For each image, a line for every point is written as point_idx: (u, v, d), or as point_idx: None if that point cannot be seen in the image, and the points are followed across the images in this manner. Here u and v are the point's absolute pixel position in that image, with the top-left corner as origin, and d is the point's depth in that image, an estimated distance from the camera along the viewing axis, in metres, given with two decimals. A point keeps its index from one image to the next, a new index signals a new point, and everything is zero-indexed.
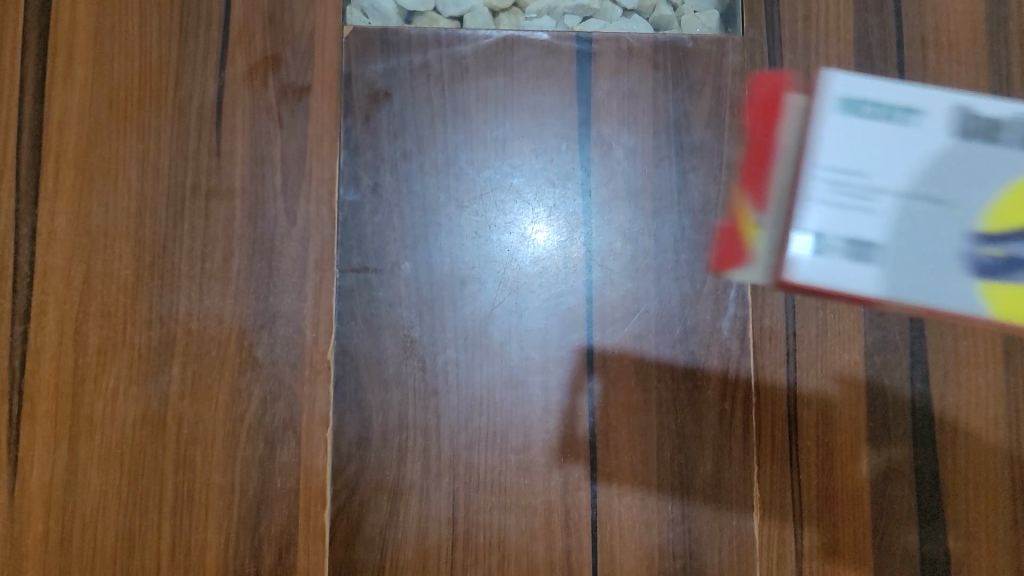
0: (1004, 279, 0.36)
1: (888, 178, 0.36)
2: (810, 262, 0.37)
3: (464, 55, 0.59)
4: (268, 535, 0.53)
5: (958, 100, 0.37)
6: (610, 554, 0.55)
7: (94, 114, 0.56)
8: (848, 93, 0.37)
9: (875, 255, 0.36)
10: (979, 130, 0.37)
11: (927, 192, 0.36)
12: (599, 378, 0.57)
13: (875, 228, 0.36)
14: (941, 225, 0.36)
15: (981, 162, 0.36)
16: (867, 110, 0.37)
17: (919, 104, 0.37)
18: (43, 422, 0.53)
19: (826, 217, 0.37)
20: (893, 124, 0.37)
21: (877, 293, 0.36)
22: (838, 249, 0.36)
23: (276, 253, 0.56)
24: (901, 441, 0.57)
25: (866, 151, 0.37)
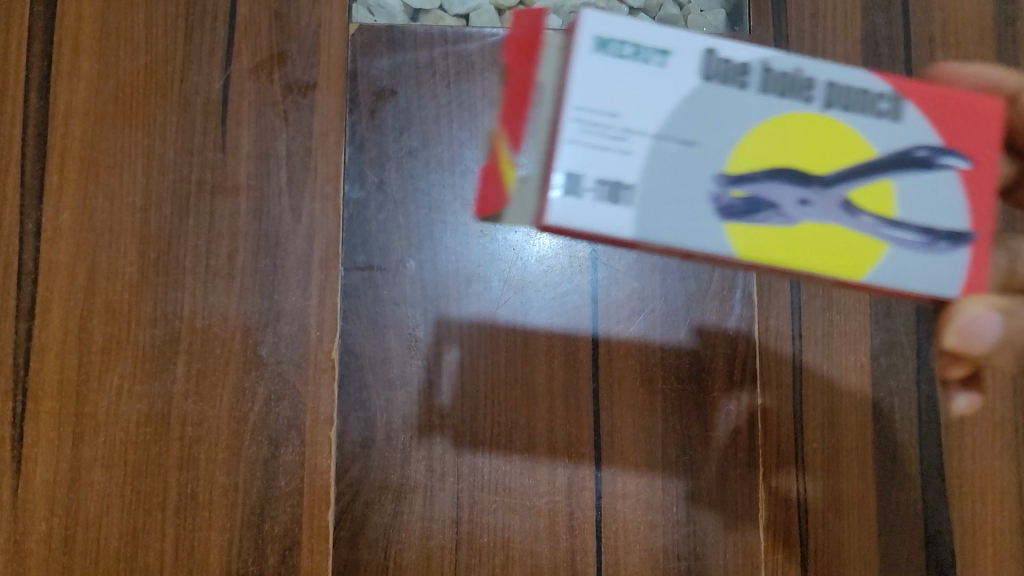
0: (755, 222, 0.34)
1: (645, 121, 0.33)
2: (561, 202, 0.33)
3: (471, 53, 0.59)
4: (271, 534, 0.53)
5: (703, 45, 0.35)
6: (614, 555, 0.55)
7: (99, 111, 0.56)
8: (597, 31, 0.34)
9: (633, 199, 0.33)
10: (730, 74, 0.35)
11: (676, 133, 0.34)
12: (605, 377, 0.56)
13: (633, 172, 0.33)
14: (685, 172, 0.34)
15: (753, 107, 0.35)
16: (611, 49, 0.34)
17: (669, 45, 0.34)
18: (47, 420, 0.53)
19: (582, 158, 0.33)
20: (637, 64, 0.34)
21: (634, 236, 0.33)
22: (589, 191, 0.33)
23: (280, 251, 0.56)
24: (907, 443, 0.58)
25: (620, 93, 0.33)
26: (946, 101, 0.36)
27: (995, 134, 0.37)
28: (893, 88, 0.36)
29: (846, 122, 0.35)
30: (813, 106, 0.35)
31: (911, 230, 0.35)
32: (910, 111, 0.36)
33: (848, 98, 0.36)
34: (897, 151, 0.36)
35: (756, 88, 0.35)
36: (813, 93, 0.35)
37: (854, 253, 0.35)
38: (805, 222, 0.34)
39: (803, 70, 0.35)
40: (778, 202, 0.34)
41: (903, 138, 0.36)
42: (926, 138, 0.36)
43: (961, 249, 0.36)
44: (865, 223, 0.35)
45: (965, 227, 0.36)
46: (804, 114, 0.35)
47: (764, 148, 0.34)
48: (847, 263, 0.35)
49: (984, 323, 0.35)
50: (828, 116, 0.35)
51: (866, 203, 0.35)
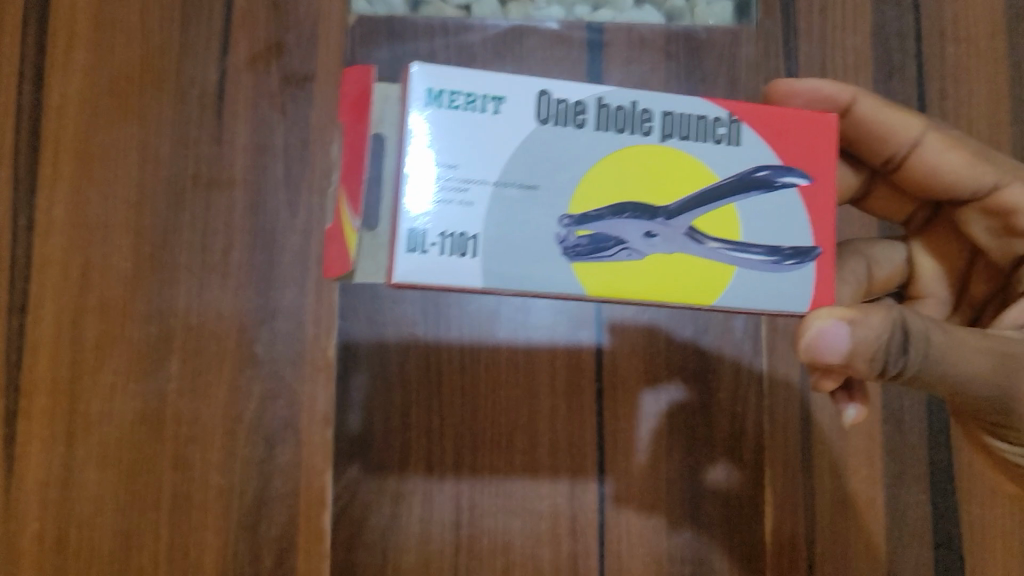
0: (604, 260, 0.34)
1: (481, 165, 0.33)
2: (406, 260, 0.32)
3: (472, 44, 0.57)
4: (267, 536, 0.52)
5: (536, 86, 0.34)
6: (617, 560, 0.54)
7: (92, 101, 0.54)
8: (425, 84, 0.33)
9: (480, 248, 0.33)
10: (566, 114, 0.35)
11: (515, 178, 0.34)
12: (608, 378, 0.55)
13: (478, 222, 0.33)
14: (528, 213, 0.34)
15: (591, 145, 0.35)
16: (444, 100, 0.33)
17: (500, 89, 0.34)
18: (40, 418, 0.51)
19: (424, 214, 0.32)
20: (470, 111, 0.34)
21: (486, 286, 0.33)
22: (433, 246, 0.32)
23: (278, 247, 0.54)
24: (915, 446, 0.57)
25: (459, 142, 0.33)
26: (783, 122, 0.37)
27: (832, 148, 0.38)
28: (731, 113, 0.37)
29: (686, 154, 0.36)
30: (653, 139, 0.35)
31: (758, 251, 0.36)
32: (747, 135, 0.37)
33: (684, 129, 0.36)
34: (736, 176, 0.36)
35: (594, 125, 0.35)
36: (650, 126, 0.35)
37: (704, 282, 0.35)
38: (654, 255, 0.35)
39: (641, 103, 0.35)
40: (625, 238, 0.35)
41: (743, 164, 0.36)
42: (766, 159, 0.37)
43: (809, 265, 0.37)
44: (712, 249, 0.36)
45: (812, 243, 0.37)
46: (644, 147, 0.35)
47: (605, 183, 0.35)
48: (699, 291, 0.35)
49: (832, 332, 0.36)
50: (666, 148, 0.35)
51: (712, 230, 0.36)
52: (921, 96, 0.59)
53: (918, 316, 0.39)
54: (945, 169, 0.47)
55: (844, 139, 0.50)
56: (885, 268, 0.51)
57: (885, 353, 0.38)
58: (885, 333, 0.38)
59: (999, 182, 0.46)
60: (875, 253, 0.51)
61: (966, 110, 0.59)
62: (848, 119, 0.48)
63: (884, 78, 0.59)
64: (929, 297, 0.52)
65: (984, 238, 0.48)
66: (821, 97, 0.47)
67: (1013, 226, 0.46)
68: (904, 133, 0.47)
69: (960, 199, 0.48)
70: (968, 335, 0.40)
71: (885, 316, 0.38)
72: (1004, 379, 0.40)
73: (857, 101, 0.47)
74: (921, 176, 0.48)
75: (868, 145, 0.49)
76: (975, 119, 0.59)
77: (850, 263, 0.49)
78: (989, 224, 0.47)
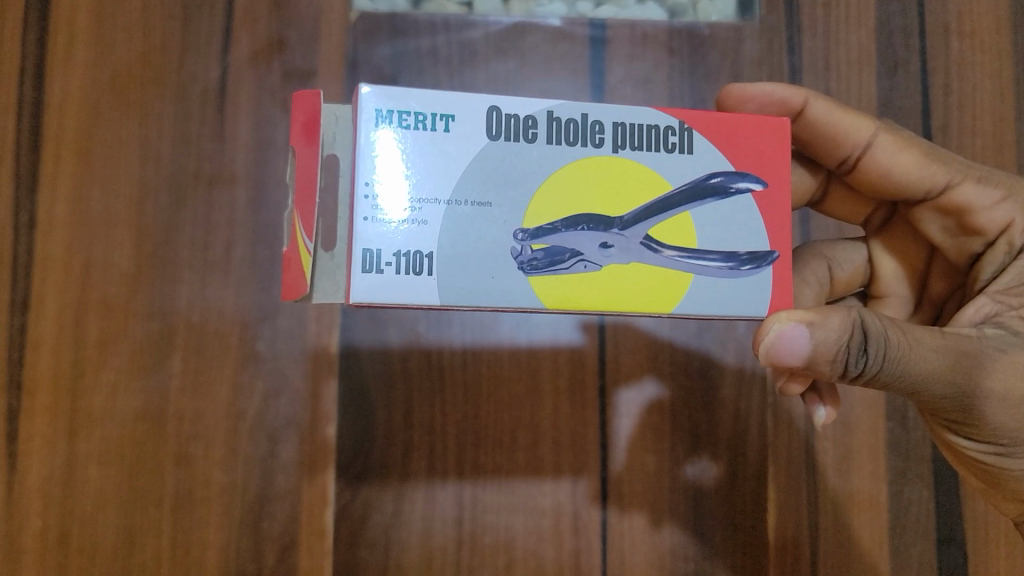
0: (559, 273, 0.35)
1: (432, 182, 0.35)
2: (363, 280, 0.34)
3: (474, 40, 0.57)
4: (270, 533, 0.52)
5: (484, 102, 0.36)
6: (620, 557, 0.54)
7: (94, 99, 0.54)
8: (374, 106, 0.35)
9: (435, 265, 0.35)
10: (516, 129, 0.36)
11: (468, 194, 0.35)
12: (611, 375, 0.55)
13: (432, 239, 0.35)
14: (483, 227, 0.35)
15: (541, 159, 0.36)
16: (393, 121, 0.35)
17: (450, 107, 0.35)
18: (42, 415, 0.51)
19: (379, 235, 0.34)
20: (421, 130, 0.35)
21: (443, 302, 0.35)
22: (388, 266, 0.34)
23: (279, 244, 0.54)
24: (920, 443, 0.56)
25: (411, 160, 0.35)
26: (737, 127, 0.38)
27: (785, 150, 0.38)
28: (682, 122, 0.37)
29: (638, 165, 0.37)
30: (603, 150, 0.36)
31: (717, 257, 0.37)
32: (701, 143, 0.37)
33: (636, 140, 0.37)
34: (689, 184, 0.37)
35: (544, 139, 0.36)
36: (601, 138, 0.36)
37: (660, 291, 0.36)
38: (611, 266, 0.36)
39: (590, 115, 0.37)
40: (581, 251, 0.36)
41: (695, 172, 0.37)
42: (721, 166, 0.37)
43: (765, 269, 0.37)
44: (667, 258, 0.36)
45: (769, 248, 0.37)
46: (593, 160, 0.36)
47: (557, 195, 0.36)
48: (656, 300, 0.36)
49: (791, 335, 0.36)
50: (617, 159, 0.36)
51: (666, 238, 0.36)
52: (925, 91, 0.59)
53: (877, 317, 0.39)
54: (897, 169, 0.46)
55: (800, 142, 0.50)
56: (845, 270, 0.51)
57: (845, 355, 0.38)
58: (844, 334, 0.38)
59: (952, 181, 0.44)
60: (837, 253, 0.52)
61: (970, 105, 0.59)
62: (801, 122, 0.48)
63: (888, 73, 0.59)
64: (891, 297, 0.51)
65: (939, 237, 0.47)
66: (772, 101, 0.48)
67: (968, 223, 0.45)
68: (856, 134, 0.47)
69: (915, 199, 0.46)
70: (931, 335, 0.39)
71: (844, 318, 0.38)
72: (968, 379, 0.39)
73: (809, 104, 0.48)
74: (874, 177, 0.47)
75: (823, 147, 0.49)
76: (979, 114, 0.59)
77: (811, 265, 0.51)
78: (944, 224, 0.46)
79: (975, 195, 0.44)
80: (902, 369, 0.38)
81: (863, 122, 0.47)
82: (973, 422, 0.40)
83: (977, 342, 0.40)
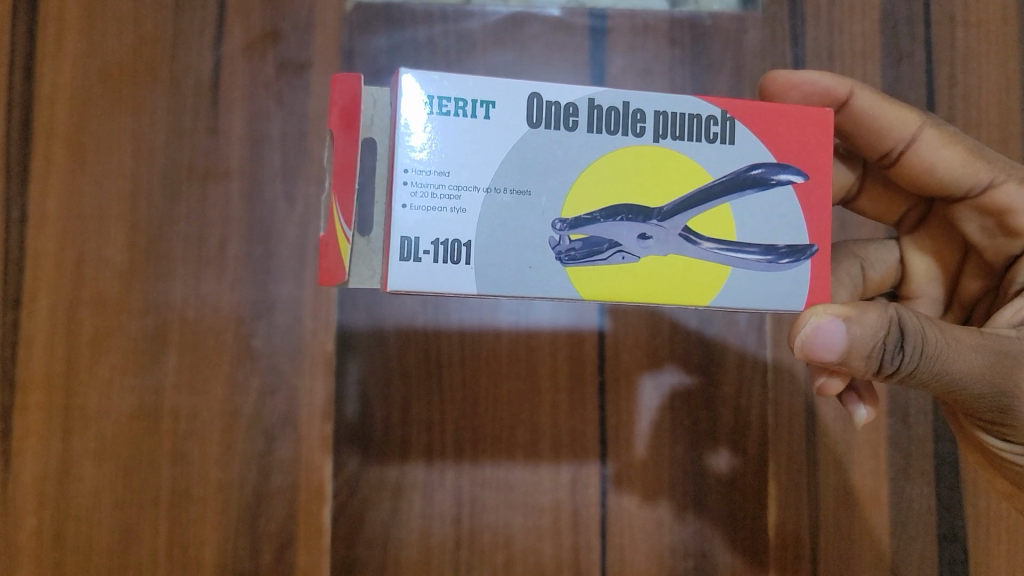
0: (597, 263, 0.35)
1: (470, 172, 0.34)
2: (400, 268, 0.34)
3: (472, 31, 0.56)
4: (267, 530, 0.52)
5: (525, 90, 0.35)
6: (619, 555, 0.53)
7: (84, 91, 0.53)
8: (416, 93, 0.34)
9: (472, 255, 0.34)
10: (557, 117, 0.35)
11: (507, 183, 0.34)
12: (611, 371, 0.54)
13: (469, 229, 0.34)
14: (521, 218, 0.34)
15: (582, 149, 0.35)
16: (433, 108, 0.34)
17: (491, 94, 0.34)
18: (36, 413, 0.51)
19: (418, 222, 0.34)
20: (461, 118, 0.34)
21: (479, 291, 0.34)
22: (426, 254, 0.34)
23: (274, 239, 0.53)
24: (921, 439, 0.56)
25: (450, 148, 0.34)
26: (780, 117, 0.37)
27: (829, 140, 0.37)
28: (726, 109, 0.36)
29: (679, 153, 0.36)
30: (644, 139, 0.35)
31: (754, 249, 0.36)
32: (742, 132, 0.36)
33: (678, 128, 0.36)
34: (730, 175, 0.36)
35: (585, 128, 0.35)
36: (642, 126, 0.35)
37: (698, 283, 0.36)
38: (649, 257, 0.35)
39: (631, 103, 0.35)
40: (620, 241, 0.35)
41: (736, 161, 0.36)
42: (763, 156, 0.36)
43: (804, 263, 0.37)
44: (705, 250, 0.36)
45: (808, 241, 0.37)
46: (634, 148, 0.35)
47: (596, 186, 0.35)
48: (694, 292, 0.36)
49: (827, 329, 0.36)
50: (659, 147, 0.35)
51: (706, 230, 0.36)
52: (930, 83, 0.58)
53: (914, 314, 0.38)
54: (940, 165, 0.45)
55: (842, 134, 0.49)
56: (878, 270, 0.51)
57: (881, 351, 0.37)
58: (881, 330, 0.37)
59: (994, 179, 0.44)
60: (869, 252, 0.51)
61: (977, 98, 0.58)
62: (845, 113, 0.47)
63: (893, 65, 0.58)
64: (922, 298, 0.50)
65: (976, 236, 0.46)
66: (816, 90, 0.47)
67: (1007, 224, 0.44)
68: (901, 128, 0.46)
69: (955, 196, 0.46)
70: (970, 334, 0.39)
71: (881, 314, 0.37)
72: (1007, 378, 0.39)
73: (854, 96, 0.47)
74: (916, 172, 0.47)
75: (864, 140, 0.48)
76: (985, 107, 0.58)
77: (845, 265, 0.50)
78: (983, 223, 0.45)
79: (1016, 196, 0.43)
80: (939, 368, 0.38)
81: (905, 118, 0.46)
82: (1009, 421, 0.40)
83: (1016, 342, 0.39)
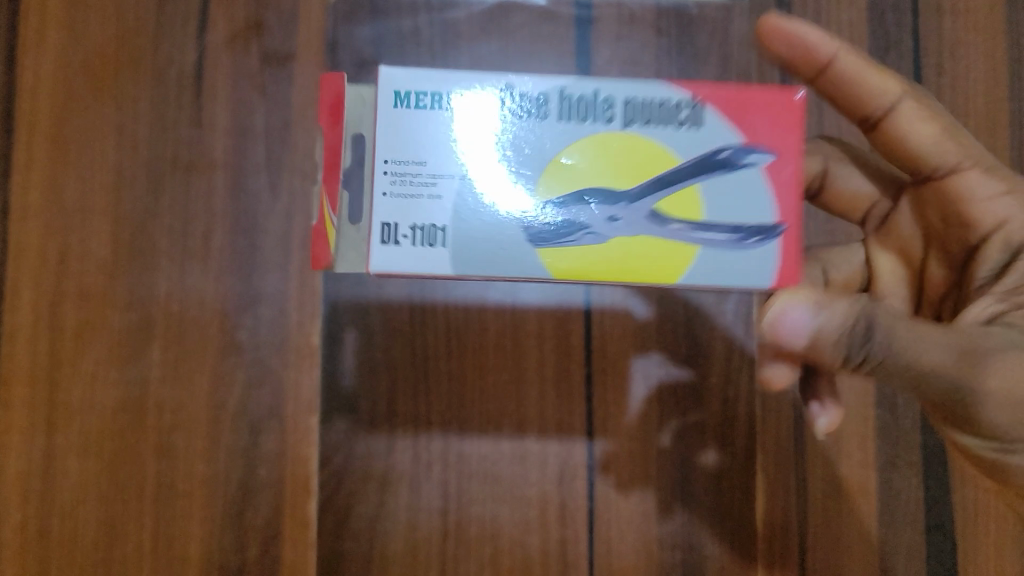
0: (566, 245, 0.35)
1: (447, 158, 0.35)
2: (379, 251, 0.34)
3: (457, 21, 0.55)
4: (253, 525, 0.52)
5: (498, 82, 0.35)
6: (607, 546, 0.53)
7: (67, 83, 0.53)
8: (391, 88, 0.35)
9: (449, 238, 0.35)
10: (527, 106, 0.35)
11: (481, 169, 0.35)
12: (598, 363, 0.54)
13: (447, 213, 0.35)
14: (496, 200, 0.35)
15: (551, 137, 0.35)
16: (411, 101, 0.35)
17: (467, 87, 0.35)
18: (19, 408, 0.51)
19: (397, 208, 0.34)
20: (437, 110, 0.35)
21: (457, 272, 0.35)
22: (406, 238, 0.34)
23: (259, 232, 0.53)
24: (908, 429, 0.56)
25: (428, 138, 0.35)
26: (749, 99, 0.36)
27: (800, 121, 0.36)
28: (692, 93, 0.35)
29: (646, 136, 0.35)
30: (611, 123, 0.35)
31: (721, 230, 0.35)
32: (710, 115, 0.35)
33: (647, 112, 0.35)
34: (698, 157, 0.35)
35: (555, 115, 0.35)
36: (611, 111, 0.35)
37: (662, 262, 0.35)
38: (618, 236, 0.35)
39: (600, 89, 0.35)
40: (587, 223, 0.35)
41: (704, 143, 0.35)
42: (729, 138, 0.35)
43: (771, 243, 0.36)
44: (673, 230, 0.35)
45: (774, 220, 0.36)
46: (602, 133, 0.35)
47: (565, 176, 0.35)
48: (659, 272, 0.35)
49: (790, 317, 0.36)
50: (629, 133, 0.35)
51: (674, 210, 0.35)
52: (918, 72, 0.57)
53: (885, 307, 0.38)
54: (914, 139, 0.45)
55: (826, 98, 0.48)
56: (842, 271, 0.51)
57: (847, 339, 0.37)
58: (848, 321, 0.37)
59: (960, 162, 0.44)
60: (831, 256, 0.52)
61: (964, 87, 0.58)
62: (827, 75, 0.46)
63: (880, 54, 0.58)
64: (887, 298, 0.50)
65: (937, 223, 0.46)
66: (802, 46, 0.46)
67: (965, 213, 0.44)
68: (880, 98, 0.45)
69: (922, 174, 0.46)
70: (937, 330, 0.38)
71: (850, 306, 0.37)
72: (973, 376, 0.36)
73: (838, 58, 0.46)
74: (890, 144, 0.46)
75: (846, 104, 0.47)
76: (973, 95, 0.58)
77: (808, 268, 0.50)
78: (944, 211, 0.46)
79: (978, 183, 0.44)
80: (905, 361, 0.37)
81: (884, 86, 0.45)
82: (975, 425, 0.38)
83: (981, 340, 0.38)
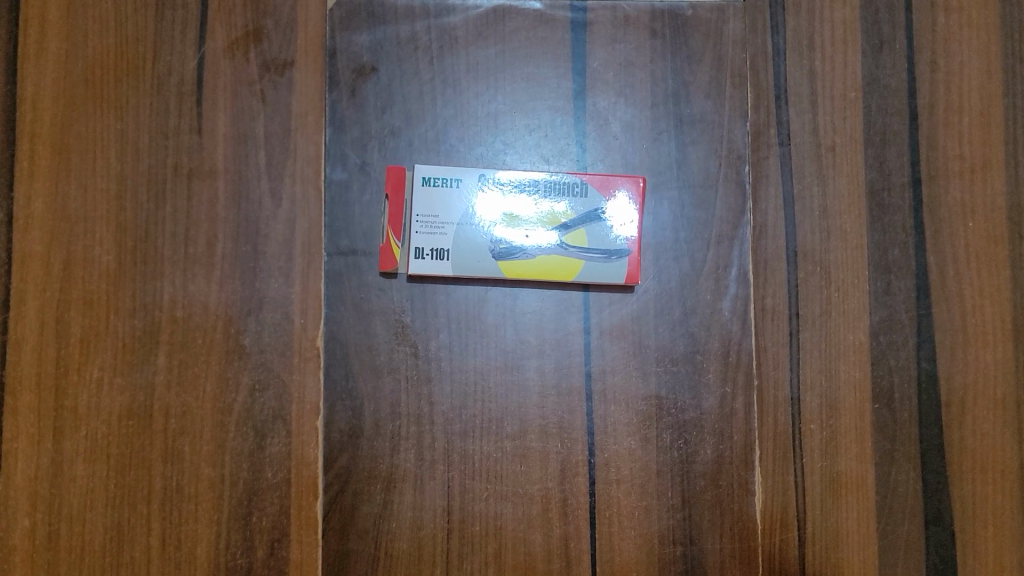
0: (517, 257, 0.54)
1: (453, 213, 0.54)
2: (414, 263, 0.53)
3: (454, 26, 0.56)
4: (259, 526, 0.53)
5: (478, 168, 0.55)
6: (608, 542, 0.54)
7: (68, 93, 0.53)
8: (416, 177, 0.54)
9: (451, 255, 0.54)
10: (492, 183, 0.55)
11: (468, 219, 0.54)
12: (597, 363, 0.55)
13: (447, 240, 0.54)
14: (472, 236, 0.54)
15: (506, 201, 0.54)
16: (430, 182, 0.54)
17: (460, 171, 0.55)
18: (27, 414, 0.52)
19: (423, 238, 0.54)
20: (441, 187, 0.54)
21: (455, 272, 0.54)
22: (428, 253, 0.54)
23: (261, 237, 0.54)
24: (906, 423, 0.55)
25: (436, 203, 0.54)
26: (614, 179, 0.55)
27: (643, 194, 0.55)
28: (583, 178, 0.55)
29: (555, 200, 0.55)
30: (537, 191, 0.55)
31: (596, 252, 0.54)
32: (592, 189, 0.55)
33: (559, 187, 0.55)
34: (588, 211, 0.55)
35: (511, 185, 0.55)
36: (542, 187, 0.55)
37: (563, 268, 0.54)
38: (541, 254, 0.54)
39: (534, 174, 0.55)
40: (524, 246, 0.54)
41: (588, 203, 0.55)
42: (601, 203, 0.55)
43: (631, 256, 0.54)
44: (570, 251, 0.54)
45: None
46: (535, 199, 0.55)
47: None
48: (562, 274, 0.54)
49: None
50: (551, 200, 0.55)
51: (571, 239, 0.54)
52: (911, 69, 0.57)
53: None
54: None
55: None
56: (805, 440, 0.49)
57: None
58: None
59: None
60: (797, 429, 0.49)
61: (958, 83, 0.57)
62: None
63: (873, 51, 0.58)
64: None
65: None
66: None
67: None
68: None
69: None
70: None
71: None
72: None
73: None
74: None
75: None
76: (967, 91, 0.57)
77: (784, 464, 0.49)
78: None
79: None
80: None
81: None
82: None
83: None
